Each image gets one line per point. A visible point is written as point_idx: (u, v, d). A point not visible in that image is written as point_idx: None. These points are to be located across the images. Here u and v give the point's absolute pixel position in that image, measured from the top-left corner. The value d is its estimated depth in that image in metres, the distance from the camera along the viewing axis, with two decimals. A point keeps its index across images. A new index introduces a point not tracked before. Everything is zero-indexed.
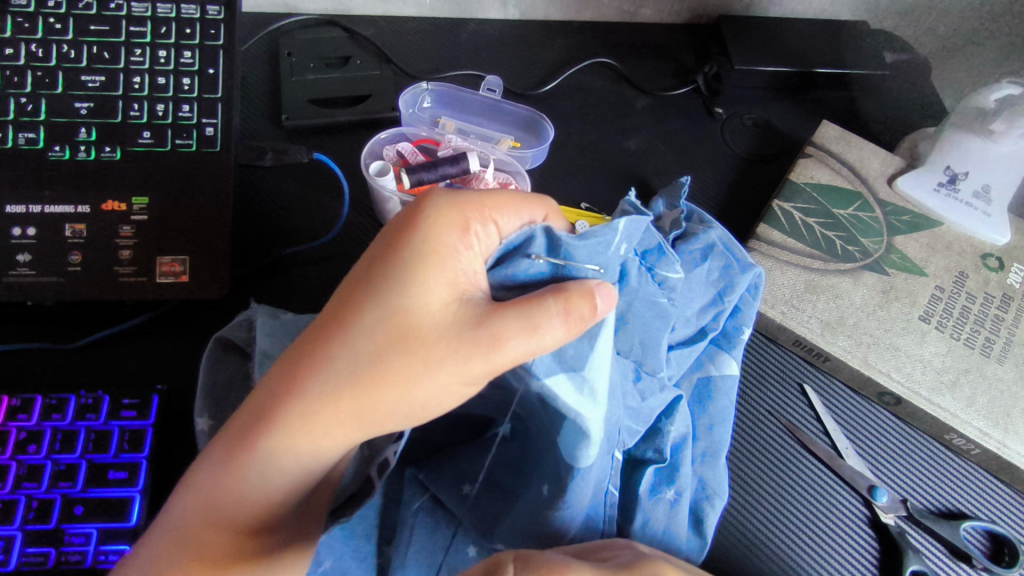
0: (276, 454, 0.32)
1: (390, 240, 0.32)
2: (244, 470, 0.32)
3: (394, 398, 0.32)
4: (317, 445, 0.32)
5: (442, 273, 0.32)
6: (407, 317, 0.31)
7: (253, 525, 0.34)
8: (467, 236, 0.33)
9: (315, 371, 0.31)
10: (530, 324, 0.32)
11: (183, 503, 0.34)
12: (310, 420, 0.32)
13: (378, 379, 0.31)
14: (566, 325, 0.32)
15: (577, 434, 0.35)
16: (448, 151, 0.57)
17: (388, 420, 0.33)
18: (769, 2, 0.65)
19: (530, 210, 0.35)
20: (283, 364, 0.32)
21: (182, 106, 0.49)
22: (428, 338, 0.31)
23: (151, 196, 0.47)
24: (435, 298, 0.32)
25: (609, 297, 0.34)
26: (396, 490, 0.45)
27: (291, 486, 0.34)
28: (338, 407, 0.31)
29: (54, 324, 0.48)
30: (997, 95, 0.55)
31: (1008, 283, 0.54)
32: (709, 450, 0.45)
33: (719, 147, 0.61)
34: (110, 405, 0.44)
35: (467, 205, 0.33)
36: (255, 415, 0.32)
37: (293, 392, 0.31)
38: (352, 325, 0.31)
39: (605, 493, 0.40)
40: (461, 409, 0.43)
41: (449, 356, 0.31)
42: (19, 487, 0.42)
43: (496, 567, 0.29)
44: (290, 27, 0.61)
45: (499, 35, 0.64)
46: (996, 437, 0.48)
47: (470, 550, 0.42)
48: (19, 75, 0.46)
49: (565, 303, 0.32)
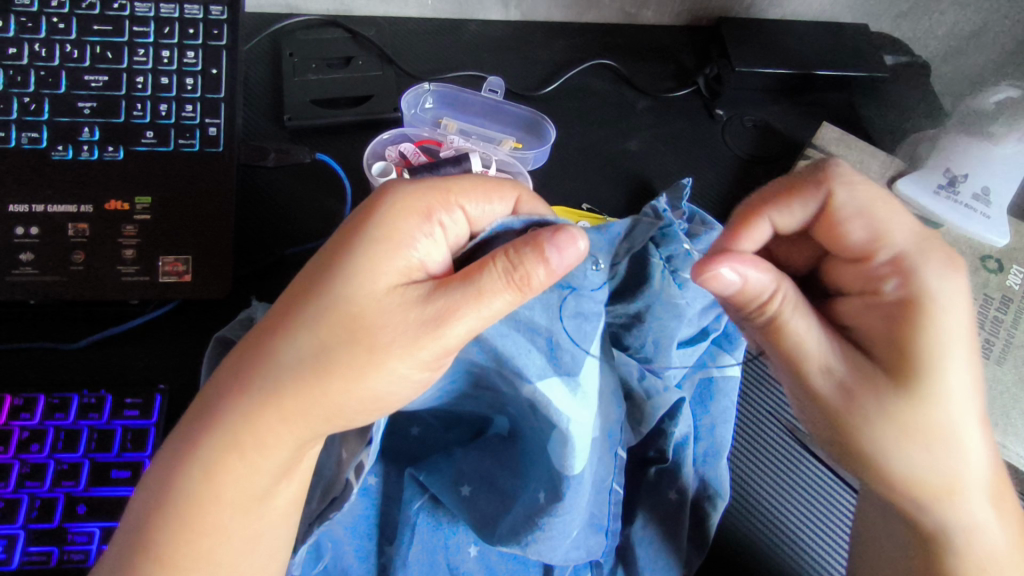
0: (221, 445, 0.33)
1: (345, 234, 0.34)
2: (191, 460, 0.33)
3: (340, 390, 0.32)
4: (262, 442, 0.33)
5: (391, 259, 0.33)
6: (353, 305, 0.32)
7: (210, 525, 0.34)
8: (427, 223, 0.34)
9: (262, 360, 0.32)
10: (473, 289, 0.32)
11: (143, 498, 0.34)
12: (257, 413, 0.32)
13: (322, 369, 0.32)
14: (508, 288, 0.32)
15: (564, 441, 0.35)
16: (450, 151, 0.58)
17: (339, 416, 0.33)
18: (769, 5, 0.65)
19: (498, 195, 0.37)
20: (240, 351, 0.34)
21: (186, 106, 0.49)
22: (373, 323, 0.32)
23: (153, 195, 0.47)
24: (381, 284, 0.33)
25: (570, 243, 0.32)
26: (396, 488, 0.45)
27: (244, 483, 0.34)
28: (285, 400, 0.32)
29: (54, 323, 0.48)
30: (997, 97, 0.57)
31: (1007, 285, 0.55)
32: (711, 450, 0.45)
33: (719, 149, 0.61)
34: (112, 404, 0.44)
35: (429, 194, 0.35)
36: (209, 403, 0.33)
37: (244, 382, 0.32)
38: (299, 314, 0.32)
39: (608, 492, 0.41)
40: (456, 411, 0.44)
41: (397, 339, 0.32)
42: (21, 486, 0.42)
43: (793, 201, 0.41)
44: (292, 28, 0.61)
45: (500, 36, 0.64)
46: (997, 439, 0.49)
47: (470, 550, 0.44)
48: (23, 75, 0.46)
49: (508, 265, 0.32)
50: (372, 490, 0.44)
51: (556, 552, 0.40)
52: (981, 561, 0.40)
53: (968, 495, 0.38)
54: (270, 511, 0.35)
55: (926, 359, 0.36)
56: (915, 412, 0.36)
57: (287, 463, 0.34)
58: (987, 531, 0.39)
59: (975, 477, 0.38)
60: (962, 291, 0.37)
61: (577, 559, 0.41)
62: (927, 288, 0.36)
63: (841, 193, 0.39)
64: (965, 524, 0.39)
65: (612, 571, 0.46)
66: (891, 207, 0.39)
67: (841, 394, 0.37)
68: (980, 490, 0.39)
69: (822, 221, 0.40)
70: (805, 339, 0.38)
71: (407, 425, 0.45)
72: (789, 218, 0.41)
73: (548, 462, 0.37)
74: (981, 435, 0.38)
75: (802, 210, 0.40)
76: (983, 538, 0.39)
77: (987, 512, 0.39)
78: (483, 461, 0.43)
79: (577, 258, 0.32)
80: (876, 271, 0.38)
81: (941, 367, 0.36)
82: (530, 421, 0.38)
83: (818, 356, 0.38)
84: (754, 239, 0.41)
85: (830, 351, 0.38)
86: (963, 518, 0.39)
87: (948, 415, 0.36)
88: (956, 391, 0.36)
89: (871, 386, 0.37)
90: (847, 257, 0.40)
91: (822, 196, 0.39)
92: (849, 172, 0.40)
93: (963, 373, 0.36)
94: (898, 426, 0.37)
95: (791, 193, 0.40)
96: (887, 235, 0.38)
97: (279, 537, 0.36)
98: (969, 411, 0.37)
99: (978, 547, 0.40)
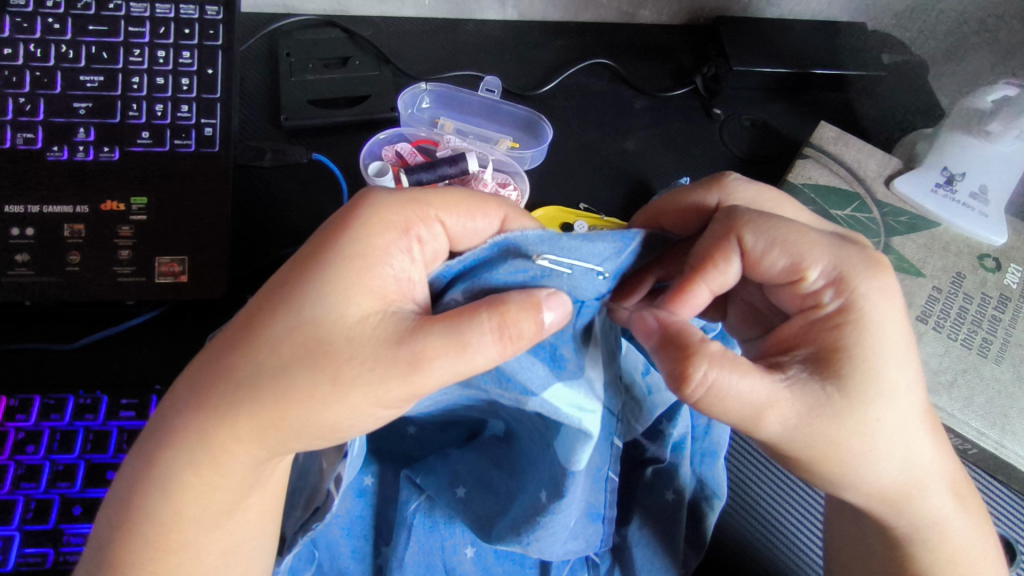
0: (182, 463, 0.32)
1: (318, 248, 0.33)
2: (156, 473, 0.33)
3: (300, 415, 0.31)
4: (219, 461, 0.32)
5: (364, 282, 0.32)
6: (317, 331, 0.31)
7: (173, 541, 0.33)
8: (405, 239, 0.34)
9: (222, 374, 0.31)
10: (458, 340, 0.31)
11: (105, 520, 0.34)
12: (211, 433, 0.32)
13: (282, 394, 0.31)
14: (497, 342, 0.31)
15: (577, 436, 0.34)
16: (445, 151, 0.59)
17: (295, 440, 0.32)
18: (766, 3, 0.65)
19: (483, 211, 0.37)
20: (202, 362, 0.33)
21: (181, 106, 0.49)
22: (340, 353, 0.31)
23: (149, 196, 0.47)
24: (351, 311, 0.31)
25: (560, 307, 0.32)
26: (391, 489, 0.46)
27: (206, 500, 0.33)
28: (240, 421, 0.31)
29: (49, 324, 0.48)
30: (993, 96, 0.55)
31: (1004, 283, 0.55)
32: (708, 451, 0.46)
33: (717, 148, 0.61)
34: (107, 405, 0.44)
35: (408, 209, 0.35)
36: (166, 417, 0.33)
37: (203, 400, 0.32)
38: (265, 330, 0.31)
39: (605, 480, 0.41)
40: (453, 415, 0.43)
41: (363, 376, 0.30)
42: (16, 488, 0.42)
43: (725, 241, 0.37)
44: (289, 27, 0.60)
45: (497, 36, 0.64)
46: (993, 438, 0.49)
47: (466, 551, 0.44)
48: (18, 75, 0.46)
49: (501, 320, 0.31)
50: (368, 491, 0.45)
51: (554, 547, 0.40)
52: (950, 550, 0.39)
53: (928, 490, 0.37)
54: (240, 521, 0.35)
55: (867, 366, 0.34)
56: (869, 423, 0.34)
57: (248, 478, 0.34)
58: (952, 521, 0.39)
59: (933, 476, 0.37)
60: (893, 294, 0.36)
61: (576, 550, 0.42)
62: (861, 295, 0.35)
63: (750, 237, 0.37)
64: (931, 521, 0.38)
65: (608, 571, 0.46)
66: (798, 228, 0.37)
67: (795, 429, 0.34)
68: (938, 487, 0.38)
69: (747, 268, 0.38)
70: (739, 393, 0.33)
71: (404, 426, 0.45)
72: (722, 277, 0.37)
73: (552, 460, 0.36)
74: (929, 437, 0.37)
75: (731, 266, 0.37)
76: (951, 529, 0.39)
77: (948, 505, 0.38)
78: (478, 462, 0.43)
79: (563, 322, 0.32)
80: (809, 291, 0.36)
81: (884, 372, 0.34)
82: (527, 421, 0.37)
83: (761, 398, 0.33)
84: (692, 305, 0.37)
85: (772, 385, 0.34)
86: (927, 516, 0.38)
87: (896, 421, 0.35)
88: (901, 393, 0.35)
89: (821, 411, 0.34)
90: (777, 283, 0.38)
91: (737, 245, 0.37)
92: (751, 212, 0.37)
93: (903, 370, 0.35)
94: (855, 440, 0.34)
95: (708, 253, 0.38)
96: (810, 256, 0.36)
97: (256, 547, 0.36)
98: (915, 412, 0.36)
99: (948, 538, 0.39)
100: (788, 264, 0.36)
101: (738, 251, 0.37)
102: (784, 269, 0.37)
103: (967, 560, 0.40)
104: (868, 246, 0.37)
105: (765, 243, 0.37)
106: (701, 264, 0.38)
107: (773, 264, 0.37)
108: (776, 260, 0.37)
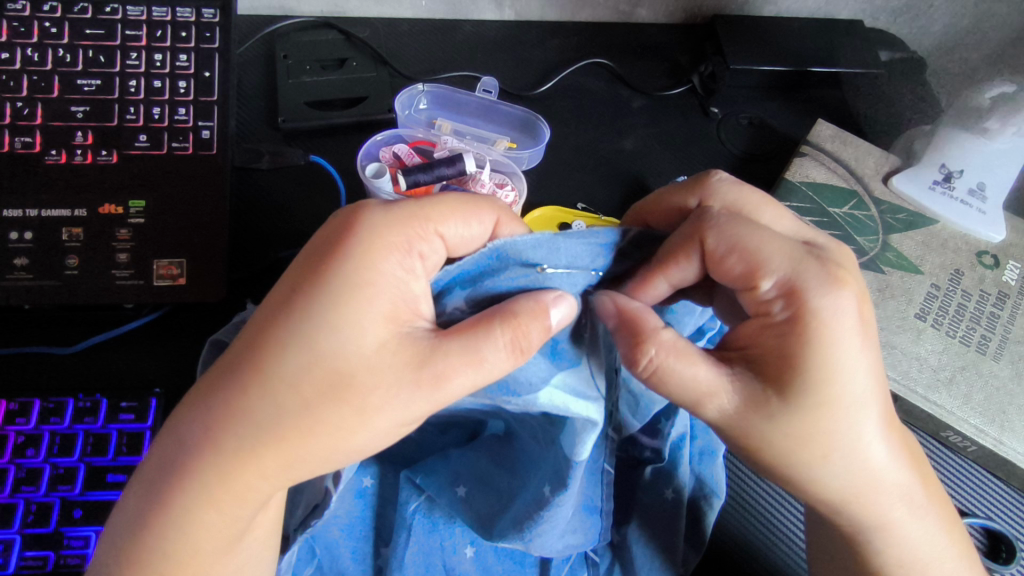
0: (199, 500, 0.32)
1: (319, 275, 0.32)
2: (174, 513, 0.33)
3: (327, 444, 0.32)
4: (243, 494, 0.33)
5: (374, 307, 0.32)
6: (335, 365, 0.31)
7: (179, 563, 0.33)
8: (408, 258, 0.33)
9: (237, 419, 0.31)
10: (478, 363, 0.31)
11: (105, 560, 0.33)
12: (232, 473, 0.32)
13: (308, 428, 0.31)
14: (512, 356, 0.31)
15: (585, 427, 0.34)
16: (444, 151, 0.57)
17: (319, 467, 0.33)
18: (763, 2, 0.65)
19: (477, 218, 0.37)
20: (206, 403, 0.32)
21: (178, 108, 0.49)
22: (362, 384, 0.31)
23: (147, 198, 0.47)
24: (365, 341, 0.31)
25: (567, 305, 0.33)
26: (391, 490, 0.46)
27: (218, 524, 0.33)
28: (264, 459, 0.31)
29: (48, 327, 0.48)
30: (991, 92, 0.55)
31: (1003, 280, 0.55)
32: (705, 450, 0.47)
33: (714, 147, 0.61)
34: (107, 408, 0.44)
35: (407, 226, 0.34)
36: (174, 454, 0.32)
37: (216, 440, 0.31)
38: (276, 368, 0.31)
39: (599, 474, 0.41)
40: (452, 416, 0.43)
41: (391, 402, 0.31)
42: (16, 491, 0.42)
43: (689, 240, 0.37)
44: (287, 29, 0.60)
45: (493, 36, 0.64)
46: (993, 435, 0.48)
47: (466, 551, 0.45)
48: (15, 80, 0.46)
49: (514, 334, 0.31)
50: (368, 492, 0.45)
51: (554, 542, 0.40)
52: (897, 552, 0.40)
53: (874, 496, 0.37)
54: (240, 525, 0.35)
55: (810, 375, 0.34)
56: (811, 429, 0.34)
57: (262, 501, 0.34)
58: (900, 525, 0.39)
59: (884, 484, 0.37)
60: (851, 309, 0.35)
61: (575, 544, 0.42)
62: (813, 308, 0.34)
63: (712, 240, 0.37)
64: (877, 523, 0.39)
65: (607, 570, 0.46)
66: (761, 236, 0.36)
67: (733, 419, 0.35)
68: (889, 494, 0.37)
69: (707, 269, 0.38)
70: (682, 378, 0.34)
71: None
72: (683, 275, 0.38)
73: (556, 456, 0.36)
74: (883, 444, 0.36)
75: (692, 265, 0.37)
76: (898, 530, 0.39)
77: (898, 511, 0.38)
78: (479, 461, 0.43)
79: (569, 318, 0.33)
80: (762, 296, 0.36)
81: (830, 382, 0.34)
82: (529, 420, 0.38)
83: (703, 386, 0.35)
84: (650, 297, 0.39)
85: (717, 375, 0.35)
86: (875, 518, 0.38)
87: (844, 427, 0.35)
88: (851, 403, 0.35)
89: (759, 409, 0.34)
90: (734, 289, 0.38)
91: (700, 246, 0.37)
92: (719, 217, 0.37)
93: (856, 382, 0.34)
94: (793, 443, 0.35)
95: (674, 248, 0.38)
96: (765, 266, 0.36)
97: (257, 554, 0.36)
98: (866, 422, 0.35)
99: (895, 542, 0.39)
100: (741, 272, 0.36)
101: (700, 250, 0.37)
102: (738, 274, 0.37)
103: (920, 562, 0.40)
104: (834, 261, 0.37)
105: (724, 246, 0.37)
106: (663, 259, 0.38)
107: (729, 267, 0.37)
108: (732, 266, 0.37)
